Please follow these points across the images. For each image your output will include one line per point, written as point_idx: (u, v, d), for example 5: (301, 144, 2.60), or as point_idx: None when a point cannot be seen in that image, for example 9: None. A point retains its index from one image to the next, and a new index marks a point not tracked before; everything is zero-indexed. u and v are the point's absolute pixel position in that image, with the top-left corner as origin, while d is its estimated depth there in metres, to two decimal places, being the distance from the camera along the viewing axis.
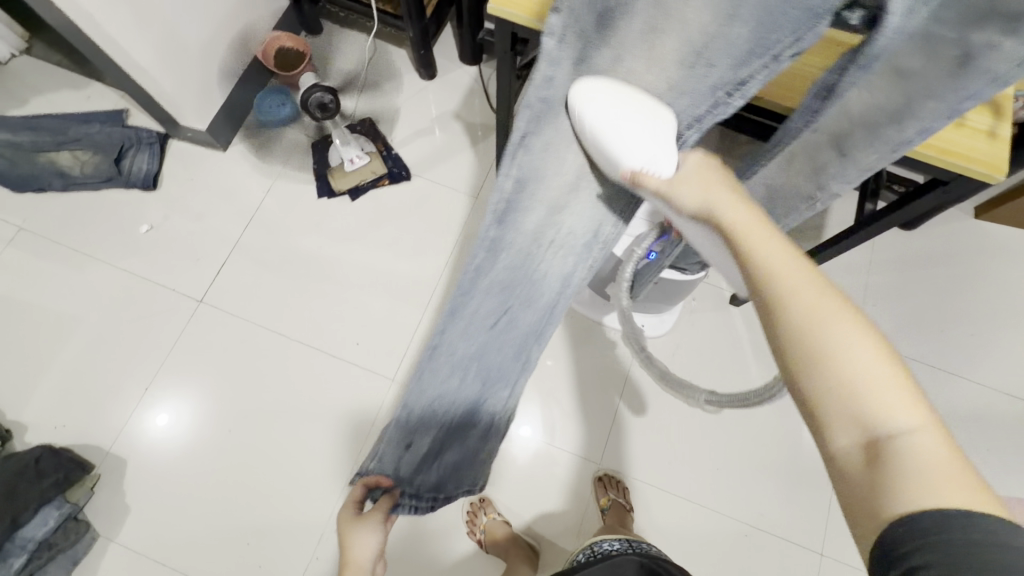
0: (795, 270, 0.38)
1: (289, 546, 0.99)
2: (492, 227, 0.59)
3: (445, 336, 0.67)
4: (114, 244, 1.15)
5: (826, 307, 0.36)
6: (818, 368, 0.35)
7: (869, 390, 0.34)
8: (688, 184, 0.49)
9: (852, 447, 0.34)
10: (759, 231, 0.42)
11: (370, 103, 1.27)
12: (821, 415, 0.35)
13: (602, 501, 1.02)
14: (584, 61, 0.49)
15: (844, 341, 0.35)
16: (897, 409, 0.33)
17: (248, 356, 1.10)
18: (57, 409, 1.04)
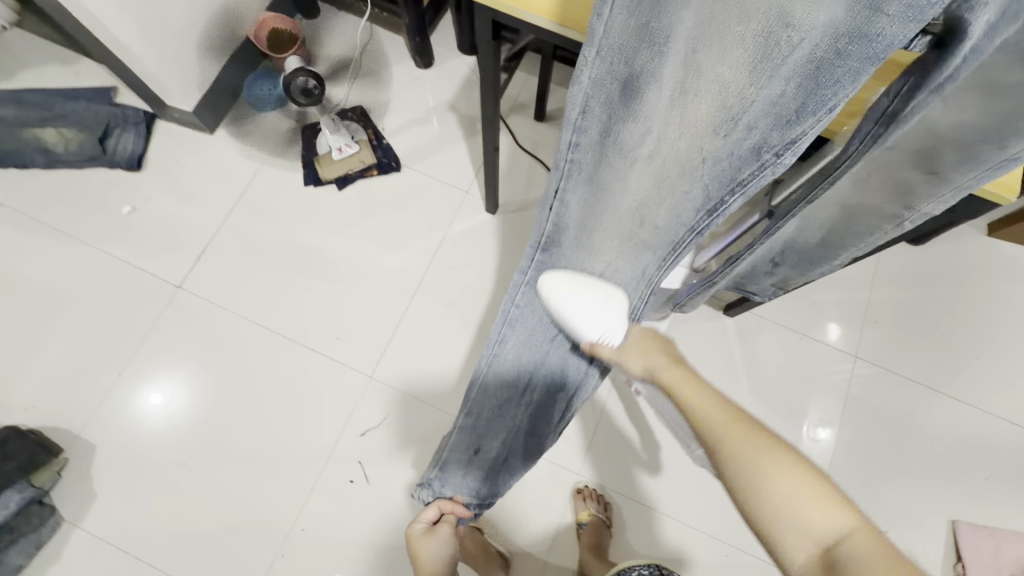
0: (721, 414, 0.49)
1: (254, 542, 0.97)
2: (536, 251, 0.59)
3: (505, 345, 0.65)
4: (96, 225, 1.13)
5: (749, 445, 0.46)
6: (758, 499, 0.43)
7: (800, 510, 0.42)
8: (632, 351, 0.60)
9: (812, 563, 0.40)
10: (688, 384, 0.53)
11: (363, 89, 1.23)
12: (773, 538, 0.42)
13: (581, 515, 0.99)
14: (610, 131, 0.47)
15: (769, 472, 0.44)
16: (830, 522, 0.41)
17: (225, 345, 1.08)
18: (29, 390, 1.03)
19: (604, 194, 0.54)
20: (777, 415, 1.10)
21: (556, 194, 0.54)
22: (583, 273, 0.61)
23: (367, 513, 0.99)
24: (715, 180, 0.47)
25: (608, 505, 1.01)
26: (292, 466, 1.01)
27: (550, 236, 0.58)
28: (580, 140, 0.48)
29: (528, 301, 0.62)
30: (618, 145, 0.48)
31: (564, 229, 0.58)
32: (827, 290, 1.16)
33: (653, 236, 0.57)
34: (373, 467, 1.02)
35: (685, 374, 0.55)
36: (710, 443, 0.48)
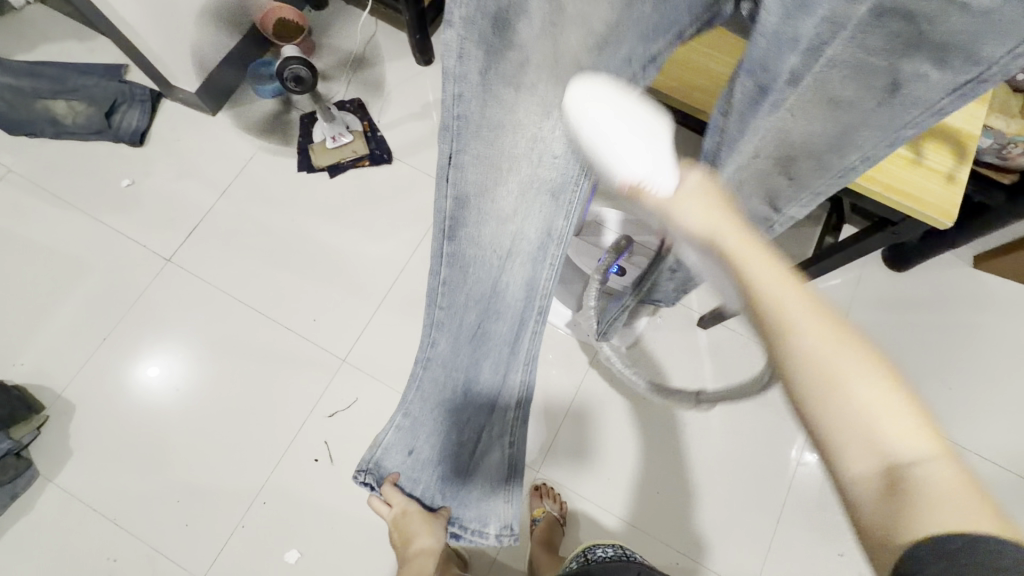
0: (805, 301, 0.34)
1: (216, 512, 1.00)
2: (443, 243, 0.51)
3: (437, 347, 0.61)
4: (95, 196, 1.18)
5: (840, 348, 0.32)
6: (830, 406, 0.32)
7: (881, 425, 0.31)
8: (692, 204, 0.40)
9: (869, 475, 0.30)
10: (760, 260, 0.36)
11: (362, 82, 1.27)
12: (830, 447, 0.32)
13: (536, 511, 1.02)
14: (489, 67, 0.42)
15: (853, 372, 0.32)
16: (905, 439, 0.31)
17: (208, 318, 1.11)
18: (19, 346, 1.08)
19: (500, 147, 0.46)
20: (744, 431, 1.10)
21: (450, 153, 0.46)
22: (477, 330, 0.59)
23: (329, 491, 1.02)
24: None
25: (564, 503, 1.04)
26: (261, 439, 1.04)
27: (453, 216, 0.50)
28: (461, 89, 0.42)
29: (451, 301, 0.56)
30: (501, 87, 0.43)
31: (465, 203, 0.49)
32: None
33: (555, 190, 0.49)
34: (339, 447, 1.04)
35: (762, 253, 0.36)
36: (781, 331, 0.33)
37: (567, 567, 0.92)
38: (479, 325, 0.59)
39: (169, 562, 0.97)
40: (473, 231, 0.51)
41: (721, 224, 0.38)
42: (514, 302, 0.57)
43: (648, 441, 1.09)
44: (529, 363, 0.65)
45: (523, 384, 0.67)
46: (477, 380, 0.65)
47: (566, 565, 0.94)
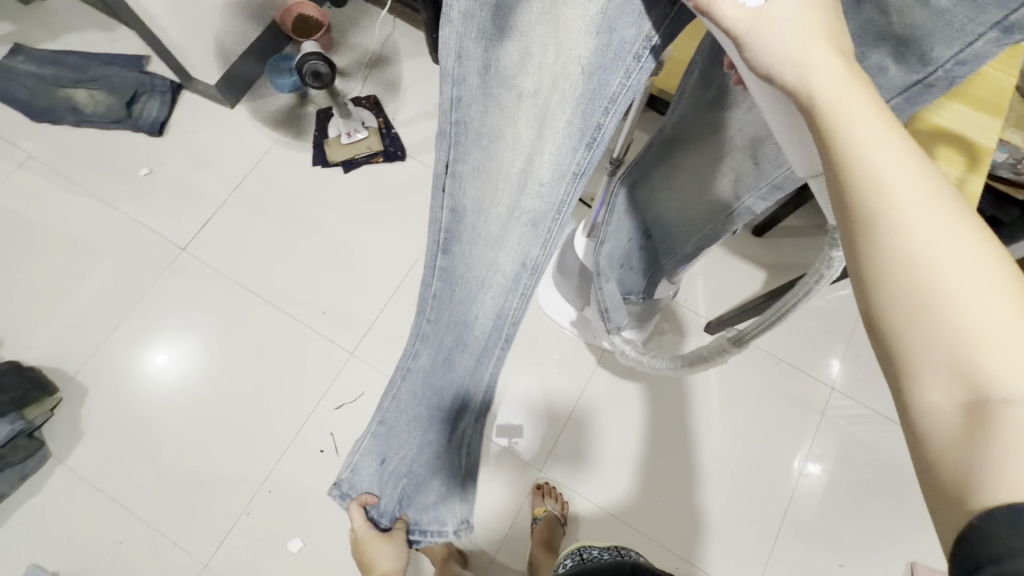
0: (910, 179, 0.25)
1: (222, 498, 1.01)
2: (437, 256, 0.44)
3: (417, 360, 0.50)
4: (114, 183, 1.20)
5: (951, 250, 0.24)
6: (919, 318, 0.24)
7: (988, 347, 0.23)
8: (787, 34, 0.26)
9: (953, 413, 0.23)
10: (865, 111, 0.26)
11: (378, 79, 1.28)
12: (907, 368, 0.24)
13: (537, 510, 1.02)
14: (490, 66, 0.35)
15: (965, 282, 0.24)
16: (1018, 369, 0.23)
17: (219, 307, 1.13)
18: (34, 329, 1.10)
19: (497, 161, 0.39)
20: (747, 440, 1.10)
21: (446, 161, 0.39)
22: (449, 353, 0.49)
23: None
24: None
25: (565, 503, 1.04)
26: (267, 428, 1.06)
27: (449, 229, 0.43)
28: (460, 93, 0.36)
29: (439, 314, 0.48)
30: (503, 89, 0.36)
31: (462, 218, 0.42)
32: (813, 319, 1.15)
33: (536, 220, 0.39)
34: (344, 439, 1.05)
35: (869, 104, 0.26)
36: (870, 215, 0.25)
37: (561, 564, 0.92)
38: (451, 350, 0.49)
39: (173, 547, 0.98)
40: (467, 249, 0.44)
41: (822, 51, 0.26)
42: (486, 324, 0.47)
43: (651, 445, 1.09)
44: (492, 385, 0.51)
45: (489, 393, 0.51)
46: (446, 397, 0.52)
47: (560, 562, 0.94)
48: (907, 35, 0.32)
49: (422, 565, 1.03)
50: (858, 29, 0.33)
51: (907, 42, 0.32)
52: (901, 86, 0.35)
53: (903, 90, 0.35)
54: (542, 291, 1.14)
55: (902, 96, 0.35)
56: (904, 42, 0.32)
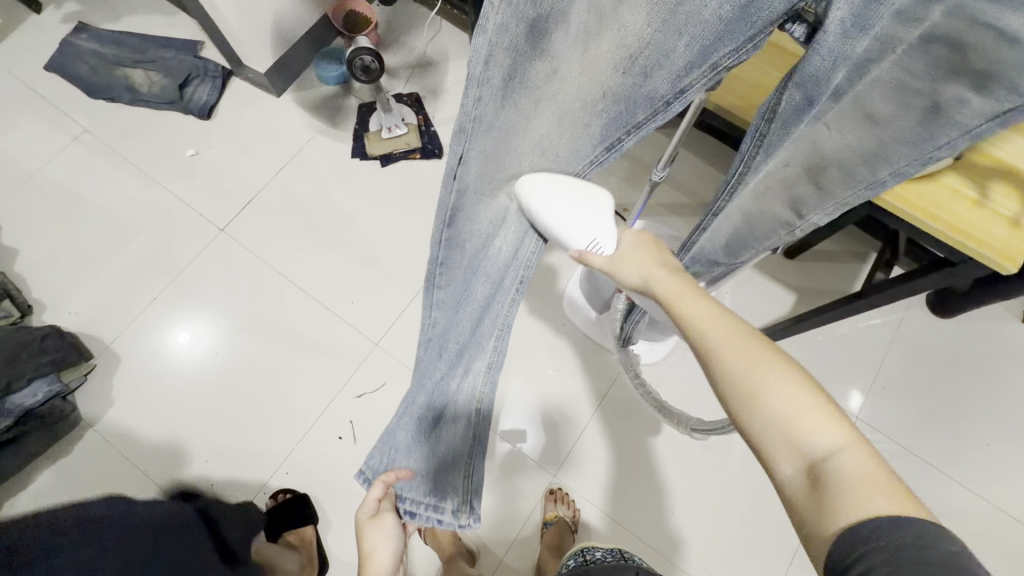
0: (720, 328, 0.40)
1: (243, 475, 1.04)
2: (442, 231, 0.41)
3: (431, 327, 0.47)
4: (161, 161, 1.24)
5: (758, 360, 0.37)
6: (750, 418, 0.37)
7: (796, 424, 0.35)
8: (629, 258, 0.48)
9: (794, 472, 0.35)
10: (685, 293, 0.43)
11: (422, 77, 1.31)
12: (762, 452, 0.36)
13: (549, 515, 1.02)
14: (516, 74, 0.34)
15: (771, 381, 0.36)
16: (823, 433, 0.35)
17: (252, 288, 1.16)
18: (75, 297, 1.14)
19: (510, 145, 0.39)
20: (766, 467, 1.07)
21: (462, 153, 0.36)
22: (463, 310, 0.47)
23: (350, 469, 1.04)
24: (612, 121, 0.41)
25: (577, 511, 1.04)
26: (288, 410, 1.08)
27: (456, 208, 0.40)
28: (482, 94, 0.34)
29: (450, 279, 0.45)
30: (523, 91, 0.36)
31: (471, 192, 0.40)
32: (840, 348, 1.14)
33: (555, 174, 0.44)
34: (363, 428, 1.07)
35: (687, 287, 0.44)
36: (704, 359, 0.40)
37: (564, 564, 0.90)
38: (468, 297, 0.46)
39: None
40: (472, 215, 0.42)
41: (651, 264, 0.47)
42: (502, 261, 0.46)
43: (667, 462, 1.08)
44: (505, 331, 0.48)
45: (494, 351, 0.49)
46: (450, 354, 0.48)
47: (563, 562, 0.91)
48: (988, 69, 0.34)
49: (429, 563, 1.03)
50: (929, 66, 0.36)
51: (988, 77, 0.34)
52: (987, 113, 0.36)
53: (994, 116, 0.36)
54: (568, 296, 1.14)
55: (993, 120, 0.36)
56: (986, 77, 0.34)
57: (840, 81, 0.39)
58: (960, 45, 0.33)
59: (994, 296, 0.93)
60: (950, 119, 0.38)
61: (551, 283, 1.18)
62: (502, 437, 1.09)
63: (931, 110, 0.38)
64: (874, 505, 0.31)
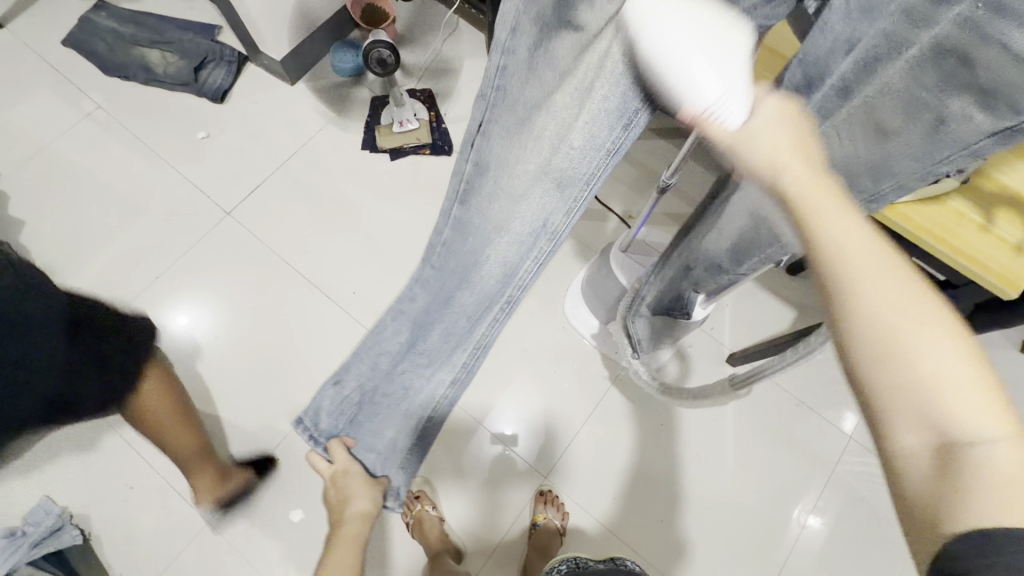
0: (873, 259, 0.33)
1: (235, 458, 1.03)
2: (453, 205, 0.48)
3: (413, 302, 0.58)
4: (172, 142, 1.25)
5: (910, 317, 0.31)
6: (883, 373, 0.31)
7: (943, 396, 0.30)
8: (766, 134, 0.36)
9: (921, 451, 0.30)
10: (831, 206, 0.34)
11: (436, 73, 1.32)
12: (882, 417, 0.31)
13: (538, 515, 1.02)
14: (541, 45, 0.36)
15: (924, 346, 0.30)
16: (976, 417, 0.29)
17: (254, 273, 1.16)
18: (77, 272, 1.14)
19: (530, 128, 0.40)
20: (756, 480, 1.08)
21: (480, 122, 0.42)
22: (450, 301, 0.57)
23: None
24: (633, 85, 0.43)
25: (566, 514, 1.03)
26: (283, 397, 1.08)
27: (470, 181, 0.46)
28: (506, 64, 0.37)
29: (444, 263, 0.53)
30: (545, 66, 0.37)
31: (484, 171, 0.44)
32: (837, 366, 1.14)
33: (563, 181, 0.43)
34: None
35: (836, 198, 0.34)
36: (842, 290, 0.33)
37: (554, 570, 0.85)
38: (453, 295, 0.56)
39: (182, 501, 1.00)
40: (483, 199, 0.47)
41: (795, 159, 0.35)
42: (489, 281, 0.53)
43: (658, 469, 1.09)
44: (477, 350, 0.64)
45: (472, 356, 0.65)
46: (426, 345, 0.62)
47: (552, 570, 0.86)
48: (992, 87, 0.35)
49: (416, 558, 1.03)
50: (941, 80, 0.37)
51: (989, 96, 0.35)
52: (985, 131, 0.38)
53: (994, 134, 0.38)
54: (569, 300, 1.15)
55: (990, 138, 0.38)
56: (988, 96, 0.36)
57: (845, 73, 0.40)
58: (968, 59, 0.35)
59: (995, 322, 0.93)
60: (953, 135, 0.40)
61: (554, 286, 1.19)
62: (494, 437, 1.10)
63: (935, 124, 0.40)
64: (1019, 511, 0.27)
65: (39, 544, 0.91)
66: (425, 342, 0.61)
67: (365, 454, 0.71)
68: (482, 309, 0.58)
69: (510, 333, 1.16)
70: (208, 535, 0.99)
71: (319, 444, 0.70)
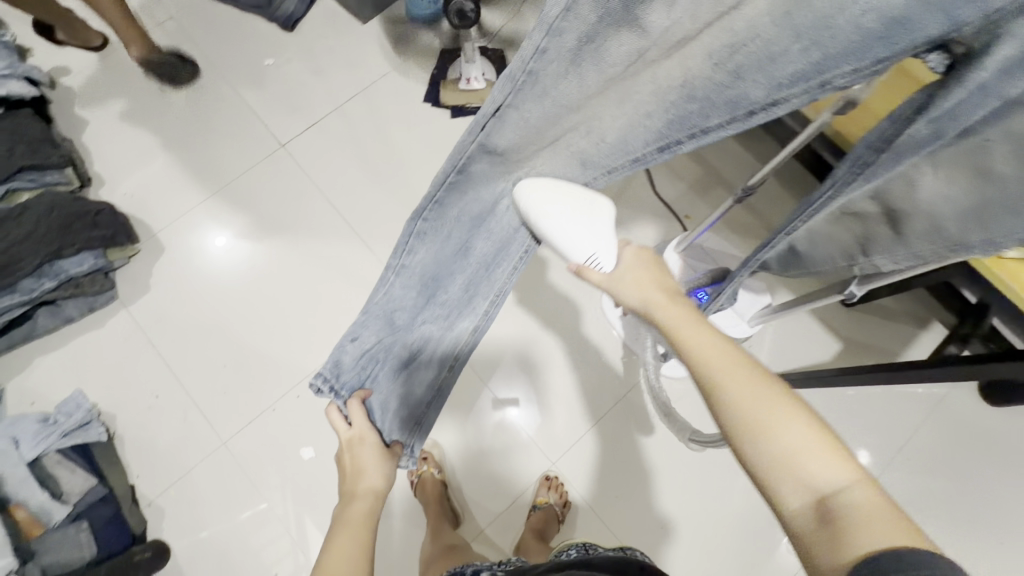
0: (724, 360, 0.43)
1: (259, 386, 1.06)
2: (450, 175, 0.48)
3: (413, 258, 0.54)
4: (239, 64, 1.24)
5: (765, 399, 0.40)
6: (757, 446, 0.39)
7: (802, 455, 0.38)
8: (630, 273, 0.51)
9: (802, 506, 0.37)
10: (682, 325, 0.47)
11: (513, 35, 1.26)
12: (767, 486, 0.39)
13: (539, 499, 1.02)
14: (592, 38, 0.42)
15: (782, 420, 0.39)
16: (830, 471, 0.37)
17: (299, 209, 1.16)
18: (132, 180, 1.16)
19: (554, 119, 0.47)
20: (764, 509, 1.04)
21: (501, 103, 0.44)
22: (466, 254, 0.55)
23: None
24: (677, 116, 0.45)
25: (567, 500, 1.03)
26: (309, 336, 1.09)
27: (472, 156, 0.47)
28: (548, 45, 0.42)
29: (439, 224, 0.52)
30: (592, 57, 0.43)
31: (490, 149, 0.47)
32: (871, 408, 1.08)
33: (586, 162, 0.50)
34: None
35: (685, 316, 0.47)
36: (706, 388, 0.42)
37: (563, 552, 0.74)
38: (464, 247, 0.55)
39: (202, 418, 1.04)
40: (482, 170, 0.49)
41: (649, 287, 0.50)
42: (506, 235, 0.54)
43: (666, 478, 1.06)
44: (499, 298, 0.59)
45: (474, 332, 0.62)
46: (438, 302, 0.58)
47: (559, 552, 0.76)
48: None
49: (412, 515, 1.04)
50: None
51: None
52: None
53: None
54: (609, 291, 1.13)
55: None
56: None
57: (977, 118, 0.34)
58: None
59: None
60: None
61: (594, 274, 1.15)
62: (500, 407, 1.09)
63: None
64: (887, 541, 0.33)
65: (68, 434, 0.95)
66: (443, 294, 0.58)
67: (377, 409, 0.64)
68: (498, 261, 0.56)
69: (541, 316, 1.13)
70: (222, 455, 1.02)
71: (338, 400, 0.61)
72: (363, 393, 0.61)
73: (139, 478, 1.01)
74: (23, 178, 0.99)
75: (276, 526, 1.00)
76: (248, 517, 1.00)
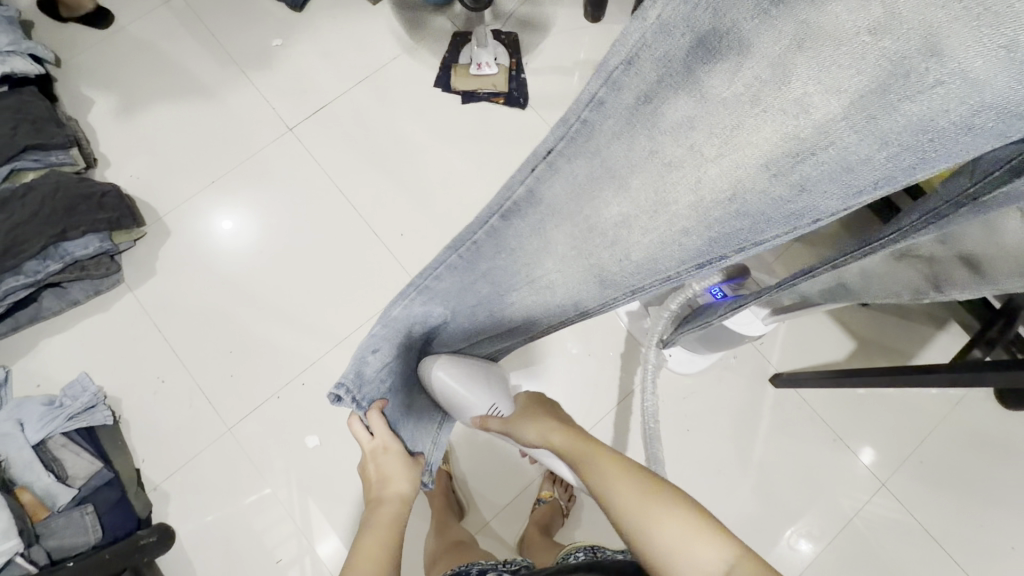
0: (609, 471, 0.60)
1: (265, 374, 1.05)
2: (493, 217, 0.46)
3: (437, 284, 0.52)
4: (246, 44, 1.21)
5: (642, 499, 0.55)
6: (649, 543, 0.51)
7: (682, 541, 0.50)
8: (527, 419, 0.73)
9: None
10: (580, 450, 0.65)
11: (526, 19, 1.23)
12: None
13: (544, 492, 1.01)
14: (649, 98, 0.36)
15: (660, 516, 0.53)
16: (707, 552, 0.49)
17: (306, 193, 1.14)
18: (138, 162, 1.14)
19: (598, 188, 0.43)
20: (772, 508, 1.02)
21: (550, 150, 0.41)
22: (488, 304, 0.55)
23: None
24: (725, 231, 0.41)
25: (573, 495, 1.03)
26: (315, 324, 1.08)
27: (517, 203, 0.45)
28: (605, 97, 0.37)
29: (474, 262, 0.50)
30: (648, 122, 0.38)
31: (534, 201, 0.45)
32: (884, 408, 1.06)
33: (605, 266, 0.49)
34: None
35: (577, 442, 0.67)
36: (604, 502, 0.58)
37: (571, 553, 0.73)
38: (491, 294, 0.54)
39: (208, 404, 1.03)
40: (519, 223, 0.47)
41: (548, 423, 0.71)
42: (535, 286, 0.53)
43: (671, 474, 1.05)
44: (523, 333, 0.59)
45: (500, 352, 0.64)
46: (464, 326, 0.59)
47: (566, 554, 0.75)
48: None
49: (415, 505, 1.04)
50: None
51: None
52: None
53: None
54: None
55: None
56: None
57: None
58: None
59: None
60: None
61: None
62: None
63: None
64: None
65: (73, 418, 0.95)
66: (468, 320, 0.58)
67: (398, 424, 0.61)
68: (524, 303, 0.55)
69: None
70: (227, 442, 1.02)
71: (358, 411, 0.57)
72: (381, 404, 0.57)
73: (144, 462, 1.01)
74: (27, 157, 0.98)
75: (280, 511, 1.00)
76: (252, 502, 1.00)
